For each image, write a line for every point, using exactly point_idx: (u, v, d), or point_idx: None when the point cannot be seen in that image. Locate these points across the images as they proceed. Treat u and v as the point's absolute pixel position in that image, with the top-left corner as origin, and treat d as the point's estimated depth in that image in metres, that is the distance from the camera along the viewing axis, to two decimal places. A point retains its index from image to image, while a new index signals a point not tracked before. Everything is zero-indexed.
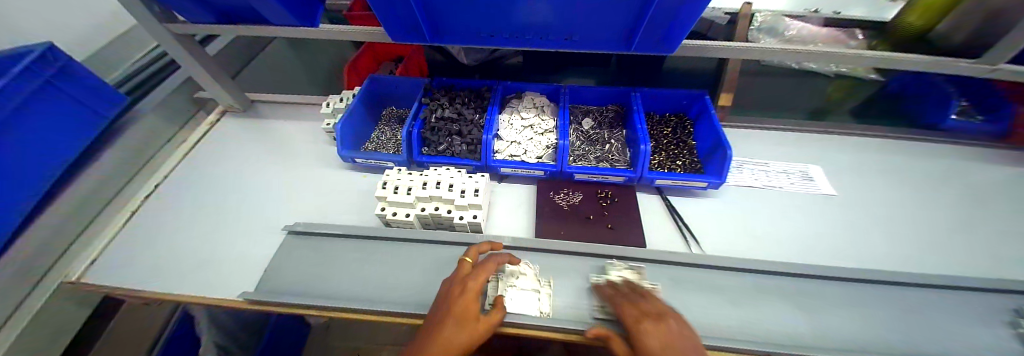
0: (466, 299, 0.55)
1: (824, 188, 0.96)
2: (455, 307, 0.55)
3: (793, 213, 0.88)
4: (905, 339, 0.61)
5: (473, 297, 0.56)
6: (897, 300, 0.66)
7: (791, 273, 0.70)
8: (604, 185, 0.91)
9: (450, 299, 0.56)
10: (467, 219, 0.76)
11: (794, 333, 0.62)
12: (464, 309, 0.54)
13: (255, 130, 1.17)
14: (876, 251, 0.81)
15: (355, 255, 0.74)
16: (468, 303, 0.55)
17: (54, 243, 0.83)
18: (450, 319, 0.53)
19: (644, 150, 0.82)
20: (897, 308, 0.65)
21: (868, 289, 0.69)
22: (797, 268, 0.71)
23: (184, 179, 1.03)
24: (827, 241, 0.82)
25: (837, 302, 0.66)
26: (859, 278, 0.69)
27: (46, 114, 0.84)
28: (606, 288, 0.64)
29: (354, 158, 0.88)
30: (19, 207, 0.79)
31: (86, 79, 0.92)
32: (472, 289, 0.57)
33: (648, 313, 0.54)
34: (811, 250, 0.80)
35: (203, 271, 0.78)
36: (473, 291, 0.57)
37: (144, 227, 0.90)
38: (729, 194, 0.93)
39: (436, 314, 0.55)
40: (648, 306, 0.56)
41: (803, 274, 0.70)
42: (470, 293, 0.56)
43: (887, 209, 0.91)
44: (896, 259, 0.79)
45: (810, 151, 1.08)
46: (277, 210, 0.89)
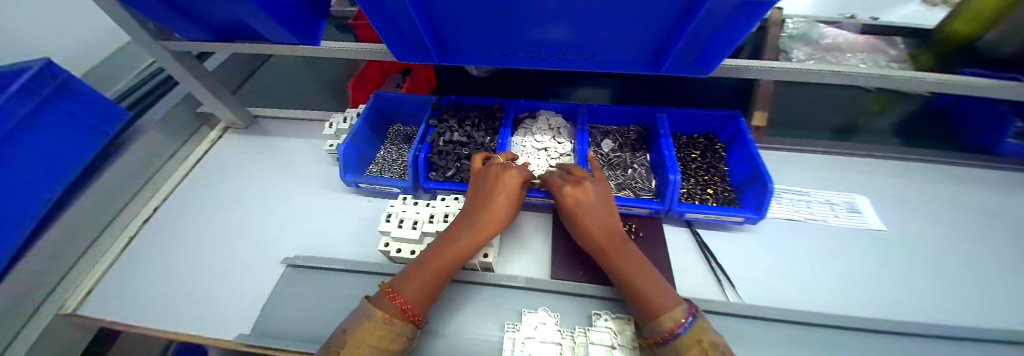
0: (504, 189, 0.68)
1: (871, 222, 0.86)
2: (496, 191, 0.68)
3: (838, 252, 0.79)
4: None
5: (513, 184, 0.69)
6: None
7: (844, 328, 0.62)
8: (626, 216, 0.84)
9: (490, 188, 0.68)
10: (477, 258, 0.69)
11: None
12: (507, 194, 0.68)
13: (259, 147, 1.13)
14: (941, 299, 0.71)
15: (358, 294, 0.69)
16: (508, 189, 0.68)
17: (51, 271, 0.79)
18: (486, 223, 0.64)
19: (672, 180, 0.74)
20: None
21: (937, 349, 0.60)
22: (852, 323, 0.62)
23: (184, 200, 0.99)
24: (881, 286, 0.73)
25: None
26: (921, 334, 0.61)
27: (42, 135, 0.81)
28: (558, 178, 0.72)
29: (357, 183, 0.83)
30: (17, 233, 0.75)
31: (84, 95, 0.89)
32: (512, 178, 0.70)
33: (577, 181, 0.70)
34: (866, 297, 0.71)
35: (194, 306, 0.72)
36: (513, 183, 0.69)
37: (141, 253, 0.86)
38: (766, 228, 0.84)
39: (478, 198, 0.68)
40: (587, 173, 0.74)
41: (855, 329, 0.62)
42: (508, 181, 0.69)
43: (948, 248, 0.81)
44: (967, 309, 0.69)
45: (853, 177, 0.98)
46: (275, 237, 0.84)
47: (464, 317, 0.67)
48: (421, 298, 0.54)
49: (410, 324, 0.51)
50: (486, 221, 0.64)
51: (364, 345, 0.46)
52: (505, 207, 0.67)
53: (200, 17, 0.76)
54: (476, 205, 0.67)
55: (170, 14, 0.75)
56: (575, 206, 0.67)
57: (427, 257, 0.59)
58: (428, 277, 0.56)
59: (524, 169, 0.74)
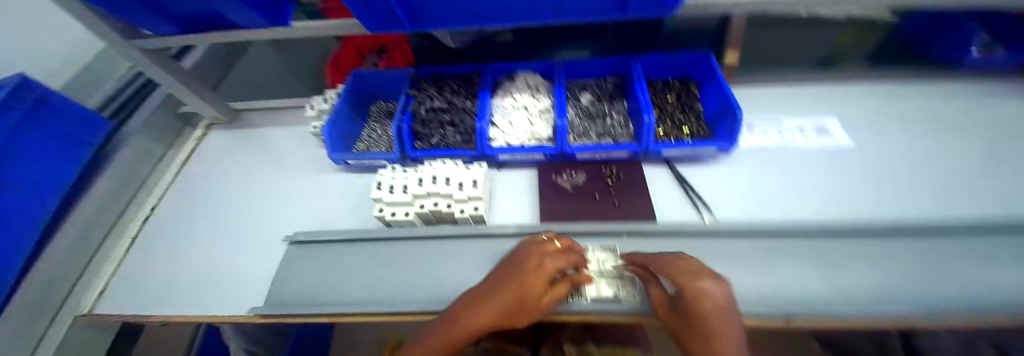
0: (533, 284, 0.53)
1: (840, 140, 0.92)
2: (510, 292, 0.53)
3: (803, 173, 0.85)
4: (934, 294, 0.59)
5: (535, 287, 0.52)
6: (921, 252, 0.64)
7: (807, 233, 0.68)
8: (607, 161, 0.87)
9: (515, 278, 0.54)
10: (469, 212, 0.74)
11: (814, 293, 0.62)
12: (524, 297, 0.53)
13: (245, 140, 1.14)
14: (898, 201, 0.77)
15: (360, 259, 0.74)
16: (538, 281, 0.53)
17: (66, 274, 0.80)
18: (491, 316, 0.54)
19: (647, 121, 0.77)
20: (929, 257, 0.63)
21: (891, 243, 0.66)
22: (813, 228, 0.68)
23: (178, 199, 1.01)
24: (844, 194, 0.79)
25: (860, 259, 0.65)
26: (876, 231, 0.67)
27: (27, 152, 0.79)
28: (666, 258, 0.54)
29: (345, 160, 0.85)
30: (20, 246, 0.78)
31: (63, 108, 0.87)
32: (537, 278, 0.53)
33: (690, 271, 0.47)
34: (830, 207, 0.77)
35: (203, 292, 0.76)
36: (535, 285, 0.52)
37: (143, 253, 0.89)
38: (738, 157, 0.89)
39: (488, 289, 0.55)
40: (695, 266, 0.48)
41: (817, 232, 0.68)
42: (533, 282, 0.52)
43: (909, 157, 0.87)
44: (923, 207, 0.75)
45: (819, 105, 1.04)
46: (274, 220, 0.87)
47: (463, 267, 0.71)
48: None
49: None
50: (484, 313, 0.54)
51: None
52: (515, 310, 0.54)
53: (164, 9, 0.75)
54: (490, 285, 0.56)
55: (132, 8, 0.74)
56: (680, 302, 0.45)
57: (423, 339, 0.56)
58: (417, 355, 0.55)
59: (563, 266, 0.55)
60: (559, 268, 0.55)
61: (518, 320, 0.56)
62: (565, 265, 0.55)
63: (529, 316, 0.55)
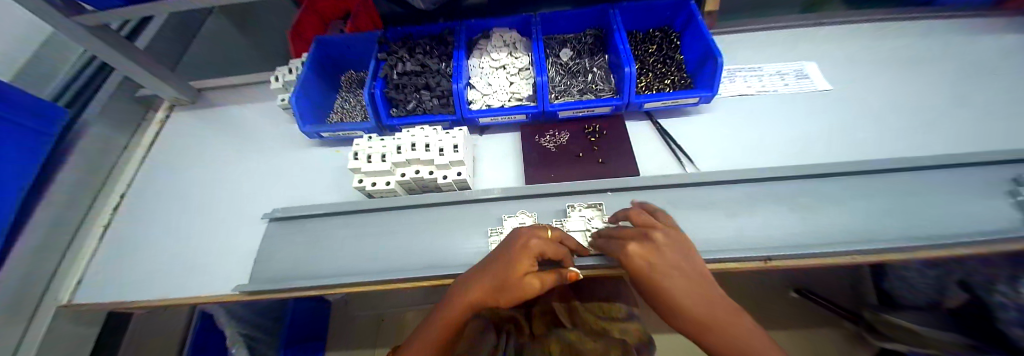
0: (522, 259, 0.53)
1: (819, 84, 0.95)
2: (499, 269, 0.53)
3: (782, 121, 0.87)
4: (894, 226, 0.64)
5: (524, 264, 0.53)
6: (886, 188, 0.68)
7: (781, 175, 0.71)
8: (590, 119, 0.86)
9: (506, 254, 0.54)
10: (452, 178, 0.73)
11: (784, 233, 0.66)
12: (512, 274, 0.52)
13: (211, 119, 1.08)
14: (869, 142, 0.80)
15: (345, 231, 0.72)
16: (526, 254, 0.53)
17: (38, 270, 0.77)
18: (479, 290, 0.54)
19: (628, 72, 0.75)
20: (894, 195, 0.66)
21: (859, 181, 0.69)
22: (789, 170, 0.71)
23: (147, 185, 0.96)
24: (818, 140, 0.82)
25: (831, 197, 0.68)
26: (848, 169, 0.69)
27: None
28: (613, 231, 0.58)
29: (319, 132, 0.81)
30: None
31: (11, 98, 0.76)
32: (527, 256, 0.53)
33: (641, 235, 0.52)
34: (801, 150, 0.80)
35: (187, 275, 0.74)
36: (524, 263, 0.53)
37: (118, 242, 0.85)
38: (718, 109, 0.90)
39: (479, 268, 0.56)
40: (631, 232, 0.54)
41: (791, 175, 0.71)
42: (521, 257, 0.53)
43: (882, 101, 0.89)
44: (891, 148, 0.79)
45: (795, 56, 1.04)
46: (251, 200, 0.84)
47: (451, 233, 0.71)
48: None
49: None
50: (475, 287, 0.54)
51: None
52: (500, 287, 0.53)
53: None
54: (482, 264, 0.56)
55: None
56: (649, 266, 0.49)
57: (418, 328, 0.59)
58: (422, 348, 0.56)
59: (549, 249, 0.56)
60: (545, 251, 0.56)
61: (505, 299, 0.54)
62: (553, 250, 0.56)
63: (515, 298, 0.54)
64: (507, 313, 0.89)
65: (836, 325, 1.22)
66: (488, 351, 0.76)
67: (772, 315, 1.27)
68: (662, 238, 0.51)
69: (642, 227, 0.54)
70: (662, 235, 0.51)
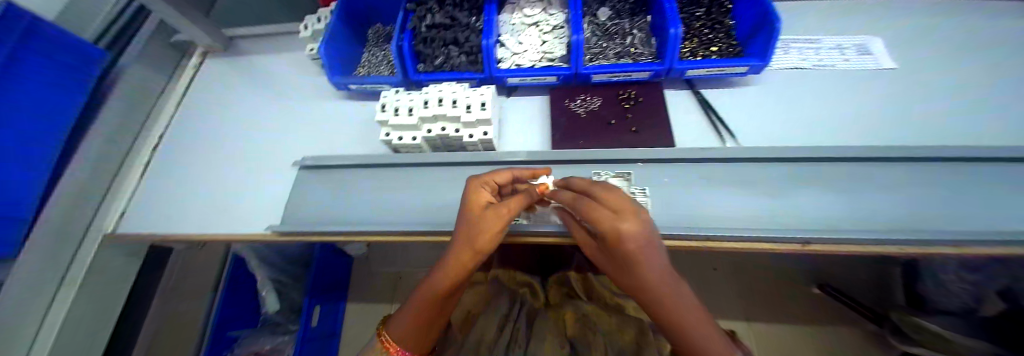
0: (473, 195, 0.53)
1: (882, 62, 0.88)
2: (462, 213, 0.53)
3: (834, 99, 0.81)
4: (933, 220, 0.62)
5: (476, 197, 0.53)
6: (933, 180, 0.64)
7: (823, 155, 0.68)
8: (626, 85, 0.81)
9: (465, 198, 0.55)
10: (477, 137, 0.71)
11: (815, 218, 0.64)
12: (473, 206, 0.52)
13: (241, 68, 1.09)
14: (926, 129, 0.75)
15: (371, 183, 0.74)
16: (477, 188, 0.54)
17: (88, 200, 0.81)
18: (460, 244, 0.53)
19: (674, 33, 0.69)
20: (945, 186, 0.64)
21: (904, 171, 0.66)
22: (835, 151, 0.67)
23: (182, 128, 1.00)
24: (870, 125, 0.76)
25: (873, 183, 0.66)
26: (898, 153, 0.66)
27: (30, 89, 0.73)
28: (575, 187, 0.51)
29: (347, 84, 0.81)
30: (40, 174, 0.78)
31: (58, 39, 0.77)
32: (479, 186, 0.54)
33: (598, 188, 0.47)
34: (849, 132, 0.75)
35: (221, 213, 0.78)
36: (475, 195, 0.53)
37: (157, 178, 0.90)
38: (767, 83, 0.83)
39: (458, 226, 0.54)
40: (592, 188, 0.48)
41: (836, 154, 0.68)
42: (473, 191, 0.53)
43: (948, 88, 0.81)
44: (951, 138, 0.73)
45: (856, 33, 0.95)
46: (280, 147, 0.86)
47: None
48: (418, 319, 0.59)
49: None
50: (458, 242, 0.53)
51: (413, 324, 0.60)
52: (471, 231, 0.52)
53: None
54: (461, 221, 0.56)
55: None
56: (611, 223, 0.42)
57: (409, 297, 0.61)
58: (411, 317, 0.60)
59: (500, 176, 0.56)
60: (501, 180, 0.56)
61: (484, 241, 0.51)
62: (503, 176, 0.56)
63: (491, 232, 0.51)
64: (523, 279, 0.91)
65: (853, 325, 1.18)
66: (500, 315, 0.75)
67: (787, 304, 1.24)
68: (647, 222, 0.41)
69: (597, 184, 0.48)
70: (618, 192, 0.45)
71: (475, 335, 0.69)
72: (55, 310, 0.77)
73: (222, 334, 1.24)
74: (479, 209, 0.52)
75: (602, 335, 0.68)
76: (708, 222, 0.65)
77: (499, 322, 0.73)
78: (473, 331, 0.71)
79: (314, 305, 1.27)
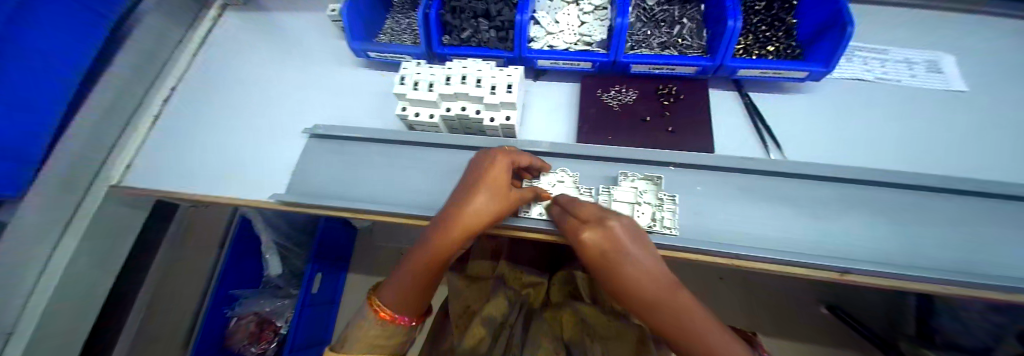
0: (498, 167, 0.55)
1: (954, 83, 0.78)
2: (480, 178, 0.54)
3: (898, 117, 0.73)
4: (991, 264, 0.56)
5: (505, 169, 0.56)
6: (1000, 221, 0.58)
7: (882, 180, 0.61)
8: (667, 80, 0.74)
9: (483, 169, 0.56)
10: (500, 122, 0.66)
11: (857, 248, 0.59)
12: (497, 176, 0.54)
13: (260, 23, 1.03)
14: (1000, 162, 0.67)
15: (382, 159, 0.70)
16: (501, 163, 0.56)
17: (96, 148, 0.79)
18: (472, 210, 0.53)
19: (731, 26, 0.61)
20: (1013, 229, 0.58)
21: (971, 208, 0.60)
22: (896, 177, 0.61)
23: (193, 83, 0.95)
24: (935, 152, 0.68)
25: (934, 217, 0.60)
26: (966, 187, 0.59)
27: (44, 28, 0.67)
28: (569, 210, 0.52)
29: (366, 51, 0.75)
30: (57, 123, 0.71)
31: None
32: (502, 161, 0.56)
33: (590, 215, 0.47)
34: (912, 157, 0.68)
35: (227, 176, 0.75)
36: (504, 163, 0.56)
37: (164, 133, 0.87)
38: (824, 91, 0.75)
39: (448, 201, 0.55)
40: (587, 214, 0.48)
41: (896, 181, 0.61)
42: (498, 166, 0.55)
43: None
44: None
45: (929, 47, 0.85)
46: (292, 112, 0.82)
47: None
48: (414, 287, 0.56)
49: (408, 326, 0.59)
50: (472, 206, 0.53)
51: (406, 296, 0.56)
52: (489, 200, 0.53)
53: None
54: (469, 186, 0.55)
55: None
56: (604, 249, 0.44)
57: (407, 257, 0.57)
58: (411, 276, 0.56)
59: (525, 157, 0.60)
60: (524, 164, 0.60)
61: (498, 208, 0.54)
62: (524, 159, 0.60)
63: (505, 203, 0.55)
64: (530, 279, 0.87)
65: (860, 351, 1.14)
66: (495, 307, 0.71)
67: (796, 328, 1.19)
68: (621, 221, 0.45)
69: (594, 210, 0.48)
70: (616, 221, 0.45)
71: (469, 333, 0.64)
72: (58, 257, 0.76)
73: (224, 292, 1.25)
74: (501, 180, 0.54)
75: (598, 345, 0.64)
76: (741, 240, 0.60)
77: (492, 321, 0.68)
78: (468, 330, 0.65)
79: (314, 272, 1.27)
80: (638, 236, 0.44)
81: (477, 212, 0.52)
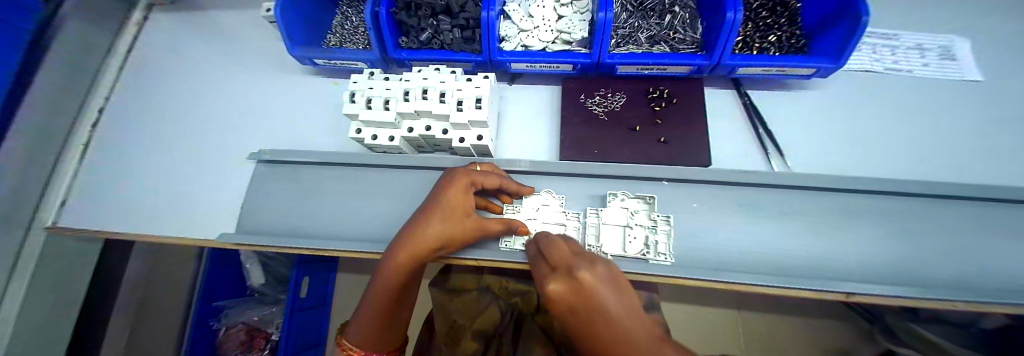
0: (455, 189, 0.49)
1: (968, 69, 0.71)
2: (436, 204, 0.48)
3: (910, 112, 0.66)
4: (999, 278, 0.53)
5: (462, 193, 0.49)
6: (1010, 229, 0.54)
7: (891, 190, 0.56)
8: (657, 79, 0.66)
9: (441, 191, 0.50)
10: (469, 142, 0.58)
11: (862, 265, 0.54)
12: (453, 199, 0.49)
13: (197, 24, 0.89)
14: (1017, 158, 0.61)
15: (341, 187, 0.62)
16: (461, 184, 0.50)
17: (21, 185, 0.68)
18: (420, 235, 0.47)
19: (731, 19, 0.52)
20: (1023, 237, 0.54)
21: (981, 216, 0.55)
22: (906, 186, 0.55)
23: (127, 100, 0.83)
24: (949, 152, 0.62)
25: (944, 227, 0.55)
26: (979, 195, 0.54)
27: None
28: (541, 251, 0.40)
29: (310, 59, 0.65)
30: None
31: None
32: (462, 183, 0.50)
33: (562, 262, 0.35)
34: (923, 158, 0.62)
35: (174, 211, 0.67)
36: (463, 184, 0.50)
37: (105, 162, 0.77)
38: (829, 85, 0.68)
39: (404, 223, 0.50)
40: (558, 258, 0.35)
41: (906, 191, 0.55)
42: (457, 189, 0.49)
43: None
44: None
45: (941, 27, 0.78)
46: (239, 133, 0.72)
47: None
48: (363, 322, 0.50)
49: None
50: (420, 232, 0.47)
51: (360, 329, 0.50)
52: (441, 226, 0.47)
53: None
54: (425, 209, 0.49)
55: None
56: (574, 307, 0.30)
57: (363, 291, 0.50)
58: (367, 308, 0.49)
59: (493, 177, 0.53)
60: (493, 185, 0.53)
61: (452, 236, 0.48)
62: (493, 179, 0.52)
63: (460, 231, 0.49)
64: (517, 289, 0.83)
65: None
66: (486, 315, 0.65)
67: None
68: (592, 270, 0.31)
69: (569, 254, 0.36)
70: (590, 270, 0.31)
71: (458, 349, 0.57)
72: (6, 307, 0.68)
73: (207, 308, 1.19)
74: (458, 205, 0.49)
75: None
76: (739, 263, 0.55)
77: (484, 334, 0.60)
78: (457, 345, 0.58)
79: (302, 276, 1.16)
80: (629, 294, 0.31)
81: (425, 239, 0.47)
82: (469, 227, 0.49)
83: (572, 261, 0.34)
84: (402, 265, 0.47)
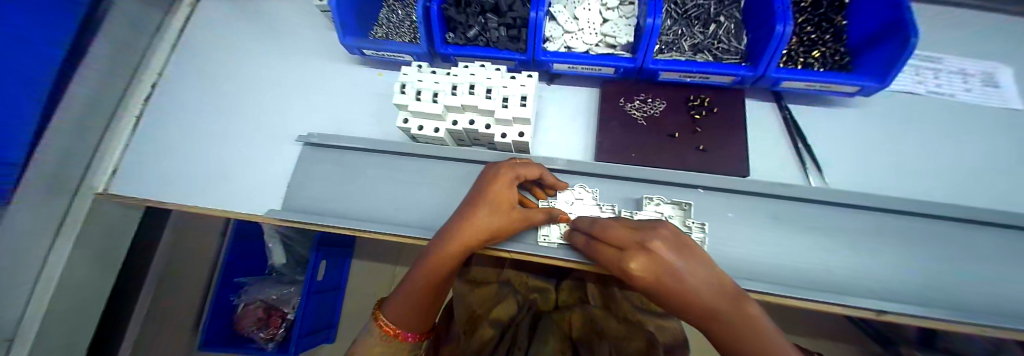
0: (501, 180, 0.51)
1: (1012, 97, 0.70)
2: (484, 193, 0.51)
3: (953, 135, 0.66)
4: None
5: (508, 185, 0.51)
6: None
7: (929, 214, 0.56)
8: (698, 88, 0.67)
9: (488, 182, 0.52)
10: (512, 137, 0.59)
11: (896, 286, 0.54)
12: (500, 190, 0.51)
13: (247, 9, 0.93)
14: None
15: (383, 173, 0.64)
16: (507, 177, 0.52)
17: (78, 152, 0.72)
18: (470, 224, 0.49)
19: (779, 32, 0.53)
20: None
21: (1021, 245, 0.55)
22: (946, 211, 0.55)
23: (177, 77, 0.87)
24: (989, 178, 0.62)
25: (980, 254, 0.55)
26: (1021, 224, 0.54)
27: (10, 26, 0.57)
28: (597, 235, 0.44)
29: (360, 49, 0.67)
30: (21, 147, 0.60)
31: None
32: (507, 175, 0.52)
33: (625, 238, 0.39)
34: (963, 183, 0.61)
35: (219, 187, 0.70)
36: (508, 177, 0.52)
37: (154, 135, 0.81)
38: (870, 104, 0.68)
39: (453, 213, 0.52)
40: (621, 237, 0.40)
41: (945, 216, 0.55)
42: (503, 181, 0.51)
43: None
44: None
45: (986, 54, 0.76)
46: (284, 115, 0.75)
47: None
48: (408, 304, 0.51)
49: (411, 343, 0.53)
50: (471, 221, 0.49)
51: (401, 310, 0.52)
52: (490, 215, 0.49)
53: None
54: (473, 199, 0.51)
55: None
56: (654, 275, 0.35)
57: (409, 271, 0.53)
58: (410, 288, 0.52)
59: (535, 169, 0.54)
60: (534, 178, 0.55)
61: (499, 225, 0.50)
62: (535, 172, 0.54)
63: (506, 221, 0.51)
64: (535, 284, 0.85)
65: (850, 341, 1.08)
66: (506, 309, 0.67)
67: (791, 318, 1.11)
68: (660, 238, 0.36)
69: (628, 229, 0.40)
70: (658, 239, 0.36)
71: (478, 335, 0.56)
72: (53, 267, 0.71)
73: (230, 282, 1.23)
74: (505, 197, 0.51)
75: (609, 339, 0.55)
76: (770, 274, 0.55)
77: (500, 323, 0.61)
78: (476, 332, 0.58)
79: (319, 260, 1.17)
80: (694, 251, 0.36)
81: (475, 227, 0.49)
82: (515, 217, 0.51)
83: (635, 235, 0.39)
84: (453, 251, 0.49)
